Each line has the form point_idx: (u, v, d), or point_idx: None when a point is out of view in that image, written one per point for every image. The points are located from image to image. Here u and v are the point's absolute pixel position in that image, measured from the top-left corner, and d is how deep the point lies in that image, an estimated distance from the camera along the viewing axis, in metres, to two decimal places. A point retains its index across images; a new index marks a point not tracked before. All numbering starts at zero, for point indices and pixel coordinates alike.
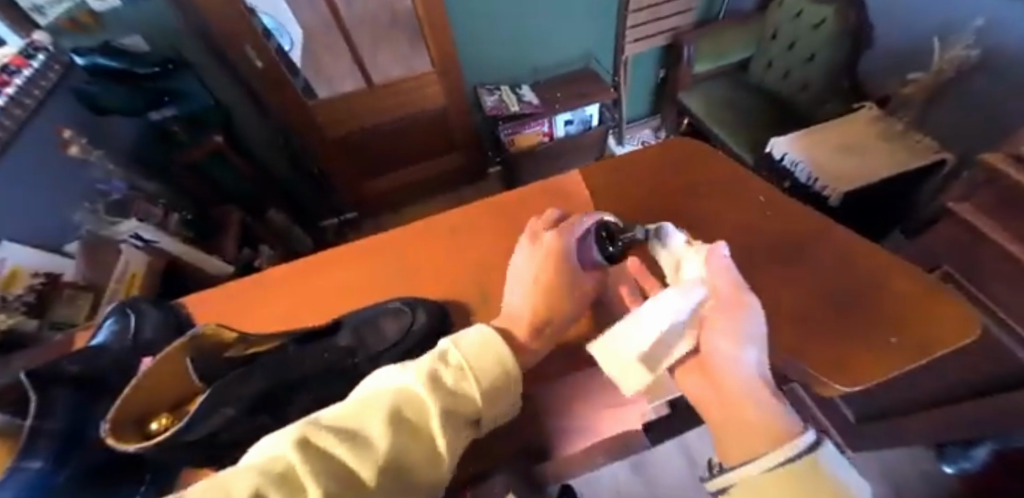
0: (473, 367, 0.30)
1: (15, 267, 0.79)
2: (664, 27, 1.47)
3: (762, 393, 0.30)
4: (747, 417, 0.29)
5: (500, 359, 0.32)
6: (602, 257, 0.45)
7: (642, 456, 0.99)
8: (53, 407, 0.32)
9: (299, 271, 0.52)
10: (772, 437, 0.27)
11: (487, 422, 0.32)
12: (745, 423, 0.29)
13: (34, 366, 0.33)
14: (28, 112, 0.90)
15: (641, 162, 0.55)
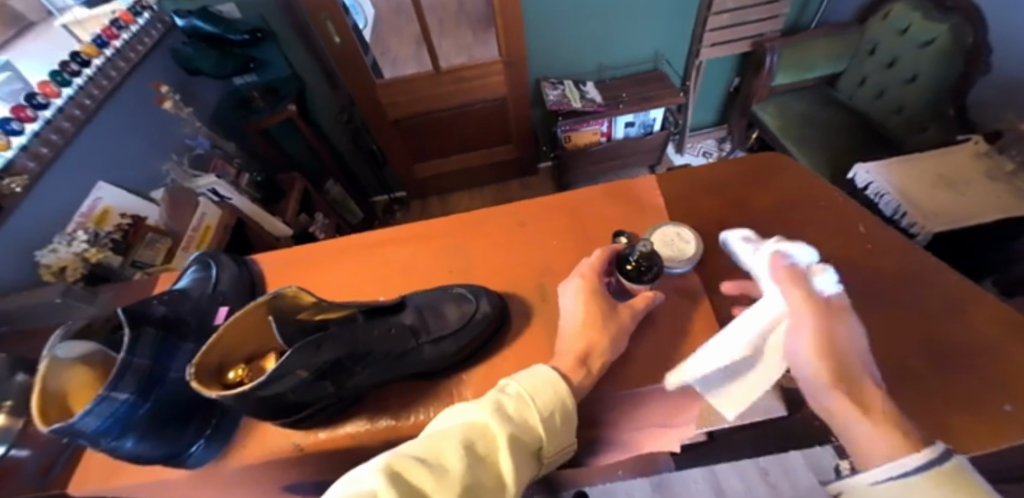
0: (532, 397, 0.32)
1: (106, 207, 0.86)
2: (748, 33, 1.39)
3: (869, 400, 0.32)
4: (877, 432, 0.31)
5: (558, 392, 0.33)
6: (644, 284, 0.43)
7: (666, 475, 0.96)
8: (143, 343, 0.35)
9: (366, 244, 0.53)
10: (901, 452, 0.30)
11: (550, 460, 0.33)
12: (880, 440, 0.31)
13: (128, 305, 0.36)
14: (131, 66, 0.99)
15: (725, 174, 0.52)
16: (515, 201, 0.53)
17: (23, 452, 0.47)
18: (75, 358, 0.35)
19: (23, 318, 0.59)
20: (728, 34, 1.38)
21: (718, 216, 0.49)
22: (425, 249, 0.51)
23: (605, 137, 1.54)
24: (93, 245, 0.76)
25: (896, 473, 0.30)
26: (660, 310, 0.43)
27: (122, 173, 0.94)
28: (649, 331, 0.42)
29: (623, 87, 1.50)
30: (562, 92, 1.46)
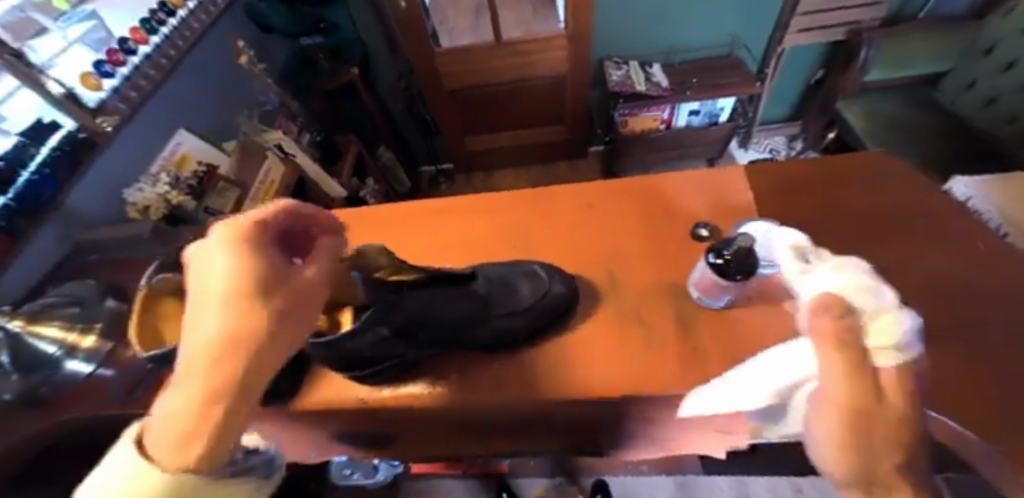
0: None
1: (185, 153, 0.90)
2: (841, 20, 1.27)
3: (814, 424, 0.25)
4: (891, 456, 0.22)
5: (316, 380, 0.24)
6: (736, 280, 0.35)
7: (694, 480, 0.93)
8: None
9: (434, 211, 0.53)
10: (899, 481, 0.21)
11: None
12: (896, 463, 0.22)
13: None
14: (211, 19, 0.99)
15: (821, 175, 0.49)
16: (593, 181, 0.51)
17: (108, 372, 0.51)
18: (171, 291, 0.36)
19: (115, 249, 0.64)
20: (818, 19, 1.26)
21: (811, 218, 0.45)
22: (495, 220, 0.50)
23: (664, 125, 1.47)
24: (176, 188, 0.84)
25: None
26: (742, 311, 0.40)
27: (199, 121, 0.99)
28: (726, 332, 0.39)
29: (693, 71, 1.42)
30: (627, 72, 1.40)
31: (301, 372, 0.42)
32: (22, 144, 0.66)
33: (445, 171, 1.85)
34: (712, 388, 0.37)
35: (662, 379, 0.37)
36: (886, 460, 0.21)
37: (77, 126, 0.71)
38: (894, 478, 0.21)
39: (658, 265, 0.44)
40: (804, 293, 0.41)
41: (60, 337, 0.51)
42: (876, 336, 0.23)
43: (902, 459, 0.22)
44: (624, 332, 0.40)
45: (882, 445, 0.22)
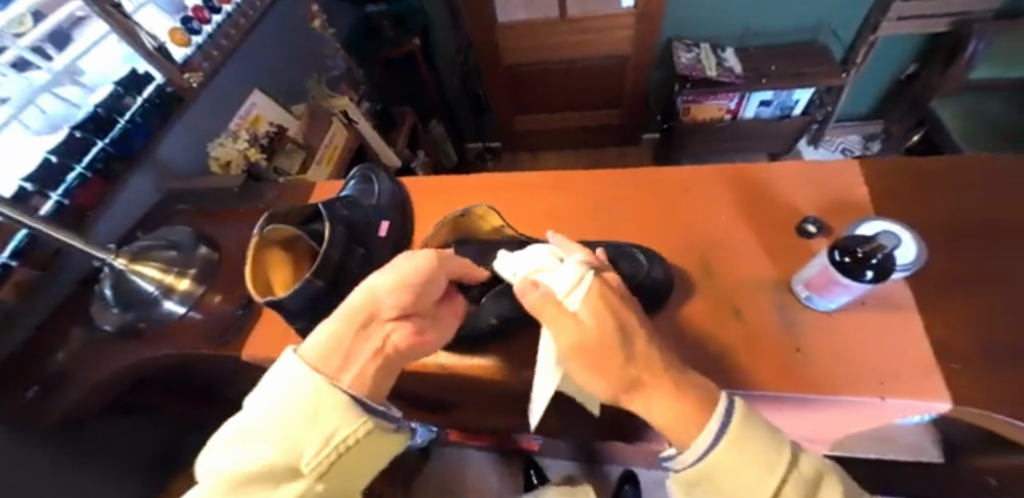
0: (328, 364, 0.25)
1: (259, 113, 0.93)
2: (949, 9, 1.15)
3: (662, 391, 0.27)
4: (680, 395, 0.26)
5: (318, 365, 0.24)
6: (866, 283, 0.33)
7: None
8: (336, 239, 0.36)
9: (519, 184, 0.52)
10: (702, 410, 0.25)
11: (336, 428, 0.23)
12: (685, 401, 0.26)
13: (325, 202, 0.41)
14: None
15: (948, 179, 0.45)
16: (688, 166, 0.49)
17: (198, 315, 0.54)
18: (278, 241, 0.38)
19: (203, 199, 0.67)
20: (922, 6, 1.15)
21: (933, 223, 0.42)
22: (583, 198, 0.49)
23: (730, 115, 1.39)
24: (254, 146, 0.88)
25: (711, 445, 0.25)
26: (853, 314, 0.38)
27: (272, 82, 1.00)
28: (836, 335, 0.37)
29: (770, 59, 1.33)
30: (697, 55, 1.32)
31: None
32: (118, 93, 0.68)
33: (491, 149, 1.83)
34: (821, 393, 0.34)
35: (762, 376, 0.36)
36: (670, 402, 0.25)
37: (165, 80, 0.72)
38: (697, 413, 0.25)
39: (760, 259, 0.41)
40: (928, 304, 0.37)
41: (159, 277, 0.53)
42: (545, 309, 0.28)
43: (678, 393, 0.26)
44: (721, 324, 0.39)
45: (659, 385, 0.26)
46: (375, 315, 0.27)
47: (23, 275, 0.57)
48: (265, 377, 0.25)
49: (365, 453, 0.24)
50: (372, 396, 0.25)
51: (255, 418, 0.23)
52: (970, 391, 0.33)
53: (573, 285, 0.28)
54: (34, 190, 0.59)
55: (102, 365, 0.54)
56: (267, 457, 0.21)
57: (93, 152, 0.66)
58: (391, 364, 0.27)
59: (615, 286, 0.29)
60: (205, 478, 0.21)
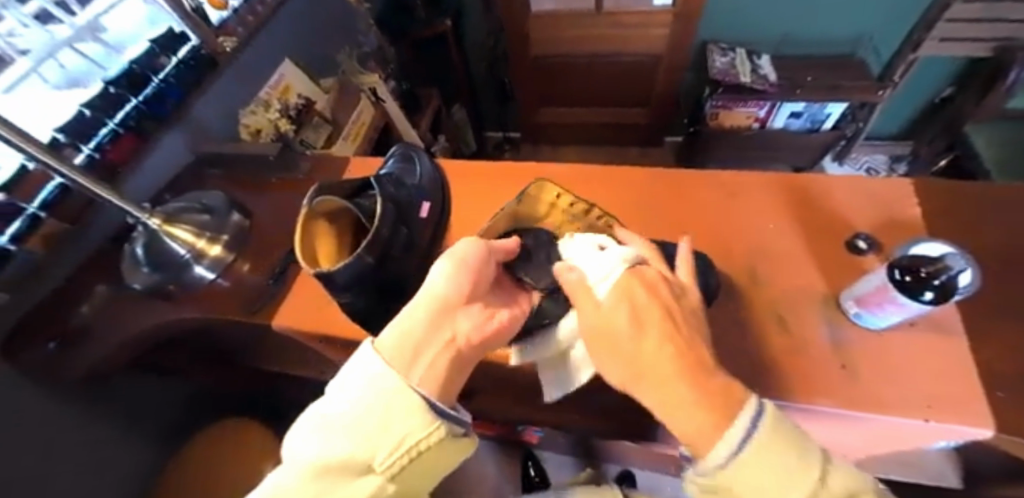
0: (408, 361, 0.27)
1: (287, 84, 0.91)
2: (995, 34, 1.12)
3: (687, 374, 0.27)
4: (700, 389, 0.26)
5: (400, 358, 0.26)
6: (924, 304, 0.32)
7: None
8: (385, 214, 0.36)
9: (567, 177, 0.53)
10: (721, 411, 0.25)
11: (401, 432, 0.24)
12: (704, 393, 0.26)
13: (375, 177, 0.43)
14: None
15: (1002, 206, 0.44)
16: (746, 172, 0.50)
17: (224, 283, 0.55)
18: (324, 212, 0.39)
19: (235, 165, 0.67)
20: (967, 28, 1.13)
21: (981, 249, 0.42)
22: (636, 197, 0.50)
23: (758, 124, 1.37)
24: (285, 117, 0.88)
25: (739, 443, 0.24)
26: (897, 333, 0.37)
27: (305, 53, 1.00)
28: (878, 354, 0.36)
29: (806, 69, 1.30)
30: (732, 60, 1.30)
31: None
32: (154, 51, 0.68)
33: (511, 140, 1.81)
34: (862, 410, 0.34)
35: (800, 386, 0.36)
36: (685, 394, 0.26)
37: (201, 42, 0.72)
38: (719, 410, 0.25)
39: (802, 272, 0.42)
40: (978, 329, 0.37)
41: (191, 241, 0.54)
42: (577, 295, 0.32)
43: (694, 386, 0.26)
44: (760, 332, 0.39)
45: (668, 372, 0.27)
46: (445, 307, 0.30)
47: (53, 226, 0.56)
48: (343, 368, 0.27)
49: (434, 459, 0.25)
50: (441, 398, 0.27)
51: (336, 409, 0.24)
52: (1015, 420, 0.32)
53: (606, 274, 0.32)
54: (66, 142, 0.58)
55: (134, 322, 0.56)
56: (345, 453, 0.23)
57: (126, 108, 0.65)
58: (463, 360, 0.29)
59: (650, 280, 0.31)
60: (288, 461, 0.23)
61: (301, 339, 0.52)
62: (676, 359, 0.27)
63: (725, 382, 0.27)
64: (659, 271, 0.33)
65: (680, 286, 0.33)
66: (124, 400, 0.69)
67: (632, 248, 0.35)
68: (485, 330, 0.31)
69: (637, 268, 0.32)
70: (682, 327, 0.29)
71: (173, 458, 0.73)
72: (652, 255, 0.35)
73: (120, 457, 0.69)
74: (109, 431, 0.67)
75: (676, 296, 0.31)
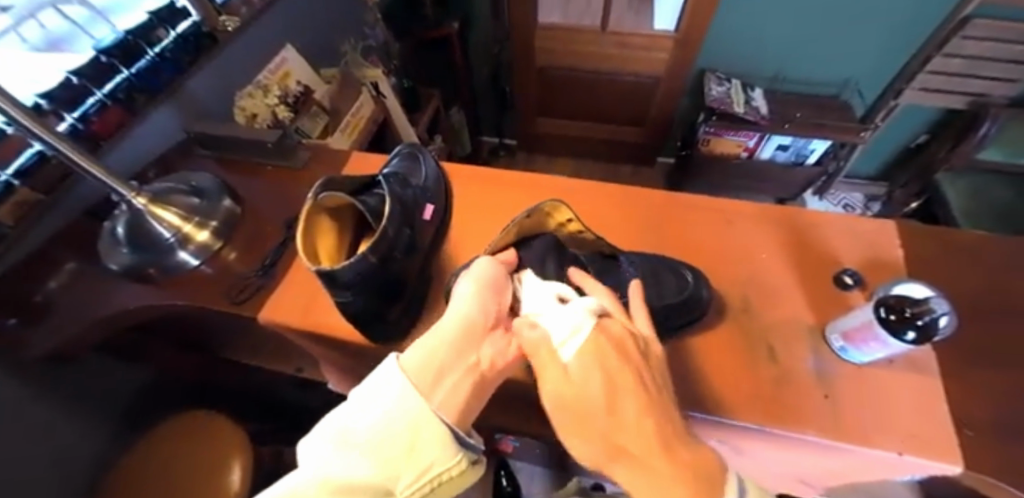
0: (437, 382, 0.27)
1: (287, 71, 0.89)
2: (969, 89, 1.20)
3: (665, 437, 0.26)
4: (674, 463, 0.25)
5: (430, 380, 0.27)
6: (906, 342, 0.34)
7: None
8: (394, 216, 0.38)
9: (569, 190, 0.54)
10: (701, 489, 0.24)
11: (428, 458, 0.24)
12: (683, 471, 0.24)
13: (383, 174, 0.44)
14: None
15: (974, 255, 0.47)
16: (745, 202, 0.52)
17: (209, 270, 0.53)
18: (327, 208, 0.40)
19: (229, 149, 0.65)
20: (945, 81, 1.20)
21: (955, 294, 0.44)
22: (636, 215, 0.51)
23: (747, 153, 1.41)
24: (283, 104, 0.86)
25: None
26: (877, 369, 0.39)
27: (310, 41, 0.99)
28: (858, 387, 0.38)
29: (796, 105, 1.36)
30: (727, 90, 1.34)
31: (418, 312, 0.44)
32: (152, 23, 0.66)
33: (506, 146, 1.81)
34: (840, 440, 0.35)
35: (785, 413, 0.37)
36: (658, 465, 0.25)
37: (202, 19, 0.71)
38: (702, 488, 0.24)
39: (791, 302, 0.44)
40: (951, 371, 0.39)
41: (177, 225, 0.53)
42: (540, 357, 0.30)
43: (672, 462, 0.25)
44: (746, 357, 0.40)
45: (644, 450, 0.25)
46: (471, 331, 0.31)
47: (26, 195, 0.53)
48: (366, 380, 0.26)
49: (448, 491, 0.25)
50: (460, 425, 0.27)
51: (361, 425, 0.24)
52: (981, 459, 0.34)
53: (572, 332, 0.31)
54: (50, 108, 0.55)
55: (108, 303, 0.53)
56: (371, 474, 0.22)
57: (116, 80, 0.62)
58: (485, 385, 0.30)
59: (617, 337, 0.30)
60: (307, 467, 0.22)
61: (286, 335, 0.50)
62: (651, 430, 0.26)
63: (695, 450, 0.26)
64: (625, 324, 0.32)
65: (645, 341, 0.32)
66: (85, 383, 0.65)
67: (595, 299, 0.34)
68: (509, 355, 0.32)
69: (602, 320, 0.31)
70: (654, 393, 0.28)
71: (132, 447, 0.69)
72: (615, 305, 0.33)
73: (75, 443, 0.66)
74: (67, 415, 0.63)
75: (642, 353, 0.30)
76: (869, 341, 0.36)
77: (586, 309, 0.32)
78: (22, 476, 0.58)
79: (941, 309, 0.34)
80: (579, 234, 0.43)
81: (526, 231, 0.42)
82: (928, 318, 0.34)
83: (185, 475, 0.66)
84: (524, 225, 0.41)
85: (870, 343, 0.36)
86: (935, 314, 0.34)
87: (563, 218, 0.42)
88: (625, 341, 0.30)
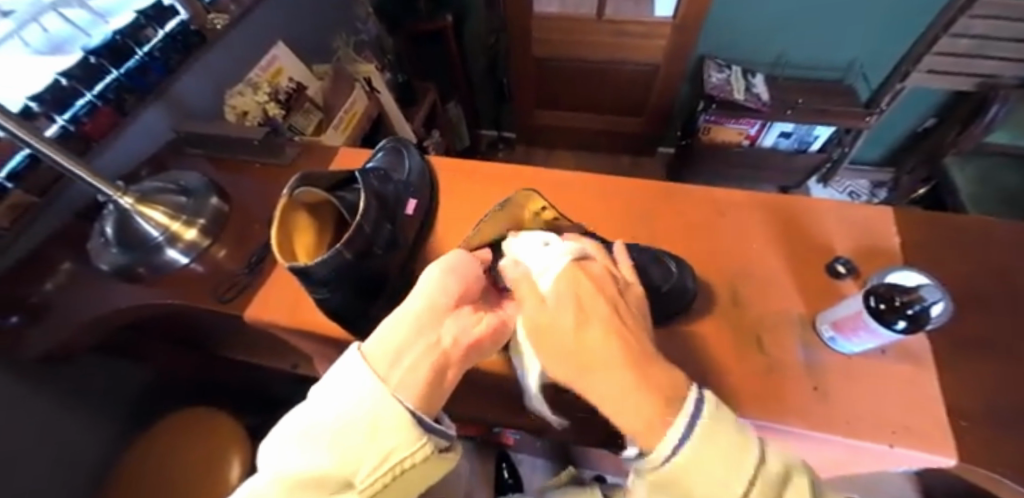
0: (395, 365, 0.26)
1: (280, 67, 0.89)
2: (978, 69, 1.16)
3: (639, 360, 0.28)
4: (641, 377, 0.27)
5: (389, 363, 0.26)
6: (897, 332, 0.34)
7: None
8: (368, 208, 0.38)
9: (556, 182, 0.53)
10: (670, 403, 0.26)
11: (388, 447, 0.24)
12: (644, 381, 0.27)
13: (360, 168, 0.44)
14: None
15: (972, 241, 0.46)
16: (736, 190, 0.51)
17: (199, 268, 0.53)
18: (305, 205, 0.40)
19: (217, 148, 0.65)
20: (954, 62, 1.16)
21: (951, 280, 0.43)
22: (623, 205, 0.51)
23: (748, 141, 1.39)
24: (274, 101, 0.82)
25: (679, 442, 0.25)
26: (868, 358, 0.38)
27: (299, 38, 0.98)
28: (848, 377, 0.37)
29: (799, 91, 1.33)
30: (728, 77, 1.32)
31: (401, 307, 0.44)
32: (140, 22, 0.65)
33: (504, 140, 1.79)
34: (830, 433, 0.34)
35: (773, 406, 0.36)
36: (623, 378, 0.27)
37: (190, 17, 0.70)
38: (667, 403, 0.26)
39: (781, 293, 0.43)
40: (946, 361, 0.38)
41: (165, 223, 0.52)
42: (521, 286, 0.32)
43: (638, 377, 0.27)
44: (736, 349, 0.39)
45: (613, 365, 0.27)
46: (434, 311, 0.30)
47: (20, 198, 0.54)
48: (329, 374, 0.27)
49: (417, 477, 0.25)
50: (425, 409, 0.26)
51: (321, 420, 0.24)
52: (974, 450, 0.33)
53: (547, 269, 0.32)
54: (40, 111, 0.55)
55: (98, 304, 0.53)
56: (328, 466, 0.23)
57: (105, 81, 0.62)
58: (449, 365, 0.28)
59: (595, 273, 0.32)
60: (268, 469, 0.23)
61: (275, 333, 0.50)
62: (621, 349, 0.28)
63: (663, 368, 0.28)
64: (605, 265, 0.33)
65: (624, 280, 0.33)
66: (84, 381, 0.66)
67: (575, 240, 0.35)
68: (474, 334, 0.30)
69: (582, 262, 0.33)
70: (626, 319, 0.30)
71: (133, 444, 0.70)
72: (595, 248, 0.34)
73: (76, 441, 0.67)
74: (67, 413, 0.64)
75: (623, 291, 0.32)
76: (866, 337, 0.36)
77: (568, 250, 0.33)
78: (26, 475, 0.59)
79: (933, 293, 0.33)
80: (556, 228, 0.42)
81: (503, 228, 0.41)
82: (920, 304, 0.33)
83: (184, 470, 0.67)
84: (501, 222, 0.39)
85: (869, 338, 0.36)
86: (926, 299, 0.33)
87: (541, 213, 0.40)
88: (605, 275, 0.32)
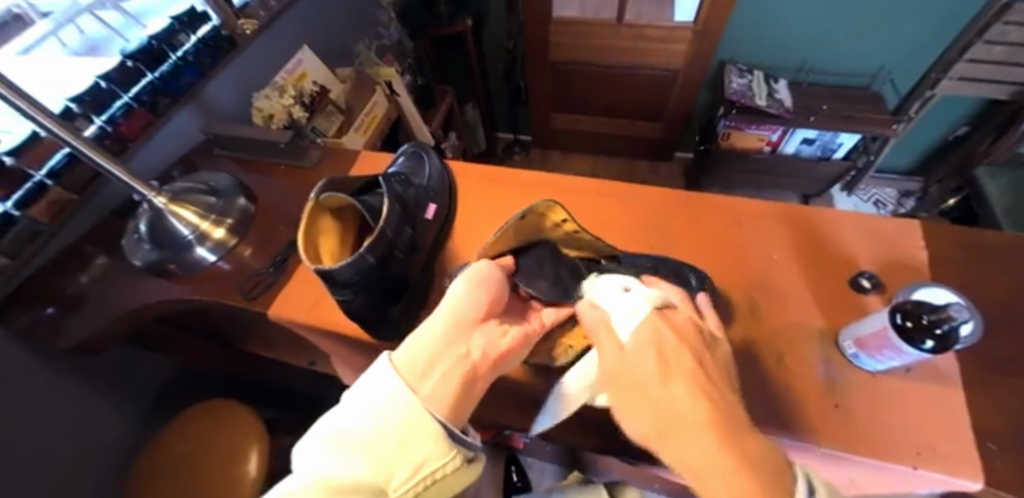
0: (426, 376, 0.27)
1: (303, 72, 0.90)
2: (1015, 77, 1.12)
3: (733, 430, 0.25)
4: (727, 446, 0.24)
5: (421, 373, 0.27)
6: (924, 352, 0.33)
7: None
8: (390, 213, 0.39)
9: (574, 189, 0.53)
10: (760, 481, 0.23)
11: (420, 456, 0.24)
12: (740, 459, 0.24)
13: (382, 174, 0.45)
14: None
15: (1001, 257, 0.44)
16: (758, 200, 0.50)
17: (226, 266, 0.55)
18: (329, 208, 0.41)
19: (244, 149, 0.67)
20: (988, 69, 1.12)
21: (982, 298, 0.41)
22: (641, 213, 0.50)
23: (769, 147, 1.37)
24: (299, 103, 0.82)
25: None
26: (891, 376, 0.37)
27: (322, 41, 1.01)
28: (870, 395, 0.36)
29: (823, 97, 1.30)
30: (749, 82, 1.30)
31: (418, 310, 0.44)
32: (174, 28, 0.68)
33: (521, 143, 1.80)
34: (852, 453, 0.34)
35: (791, 422, 0.35)
36: (708, 446, 0.24)
37: (220, 22, 0.72)
38: (762, 485, 0.23)
39: (802, 306, 0.42)
40: (977, 384, 0.37)
41: (195, 223, 0.54)
42: (599, 333, 0.32)
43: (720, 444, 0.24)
44: (755, 365, 0.39)
45: (697, 431, 0.25)
46: (461, 324, 0.31)
47: (58, 194, 0.57)
48: (359, 381, 0.27)
49: (447, 488, 0.25)
50: (454, 420, 0.27)
51: (353, 427, 0.25)
52: (1003, 474, 0.32)
53: (632, 315, 0.32)
54: (79, 112, 0.58)
55: (130, 298, 0.55)
56: (364, 473, 0.23)
57: (141, 83, 0.64)
58: (478, 378, 0.29)
59: (679, 325, 0.31)
60: (301, 471, 0.23)
61: (296, 331, 0.52)
62: (706, 409, 0.26)
63: (762, 441, 0.25)
64: (688, 315, 0.33)
65: (711, 335, 0.32)
66: (112, 371, 0.68)
67: (657, 290, 0.35)
68: (501, 346, 0.32)
69: (665, 311, 0.32)
70: (715, 378, 0.28)
71: (156, 434, 0.73)
72: (680, 299, 0.34)
73: (105, 429, 0.69)
74: (96, 401, 0.67)
75: (707, 343, 0.31)
76: (892, 356, 0.35)
77: (648, 298, 0.33)
78: (57, 459, 0.62)
79: (964, 313, 0.32)
80: (575, 234, 0.42)
81: (523, 235, 0.41)
82: (949, 324, 0.32)
83: (203, 460, 0.69)
84: (520, 227, 0.39)
85: (894, 357, 0.35)
86: (956, 320, 0.32)
87: (559, 219, 0.41)
88: (692, 325, 0.31)
